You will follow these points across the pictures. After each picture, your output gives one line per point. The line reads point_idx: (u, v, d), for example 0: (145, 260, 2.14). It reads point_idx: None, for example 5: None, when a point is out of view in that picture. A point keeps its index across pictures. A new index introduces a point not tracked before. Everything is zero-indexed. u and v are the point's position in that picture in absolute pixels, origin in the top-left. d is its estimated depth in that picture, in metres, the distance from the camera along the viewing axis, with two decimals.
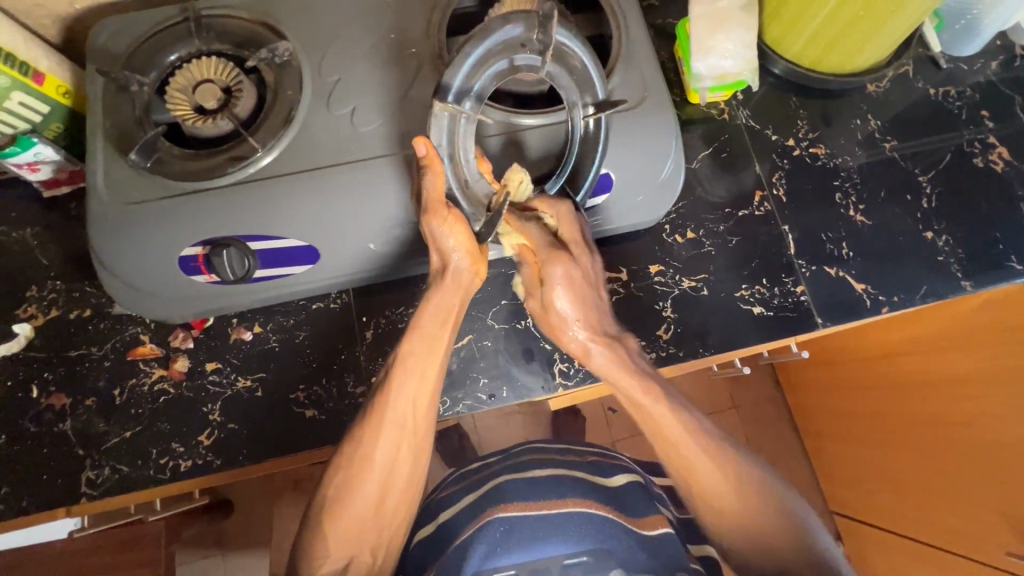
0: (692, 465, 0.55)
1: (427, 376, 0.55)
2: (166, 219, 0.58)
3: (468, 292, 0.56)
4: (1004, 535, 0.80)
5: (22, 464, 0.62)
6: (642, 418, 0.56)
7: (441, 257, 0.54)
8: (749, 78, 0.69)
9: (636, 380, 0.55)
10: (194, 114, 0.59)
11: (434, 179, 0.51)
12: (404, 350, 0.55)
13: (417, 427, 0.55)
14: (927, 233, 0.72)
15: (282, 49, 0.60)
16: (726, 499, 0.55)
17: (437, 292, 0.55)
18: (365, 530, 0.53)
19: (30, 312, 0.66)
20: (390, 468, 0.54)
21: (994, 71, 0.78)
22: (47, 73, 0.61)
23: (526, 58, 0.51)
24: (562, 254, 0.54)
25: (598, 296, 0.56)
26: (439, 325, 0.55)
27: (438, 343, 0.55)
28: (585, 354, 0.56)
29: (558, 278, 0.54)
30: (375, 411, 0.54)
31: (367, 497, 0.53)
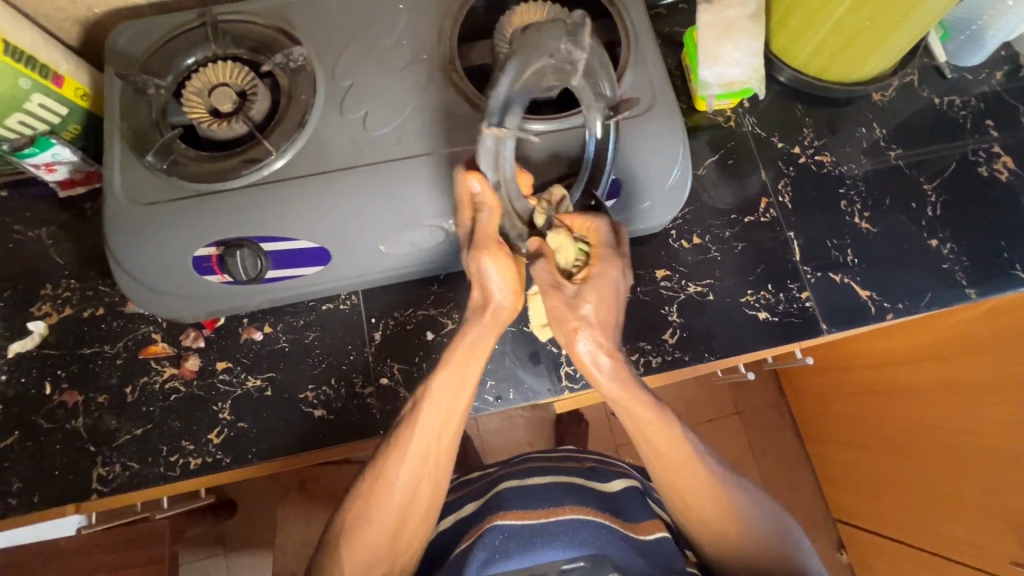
0: (687, 483, 0.56)
1: (451, 415, 0.54)
2: (182, 220, 0.59)
3: (502, 330, 0.52)
4: (1007, 545, 0.80)
5: (35, 460, 0.63)
6: (641, 437, 0.55)
7: (483, 293, 0.50)
8: (755, 87, 0.70)
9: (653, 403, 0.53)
10: (210, 116, 0.60)
11: (491, 215, 0.49)
12: (430, 389, 0.53)
13: (438, 460, 0.55)
14: (931, 240, 0.73)
15: (297, 54, 0.62)
16: (712, 518, 0.57)
17: (475, 326, 0.51)
18: (378, 556, 0.54)
19: (44, 309, 0.67)
20: (409, 496, 0.55)
21: (999, 80, 0.78)
22: (66, 76, 0.62)
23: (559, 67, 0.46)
24: (619, 262, 0.49)
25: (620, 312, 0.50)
26: (463, 364, 0.52)
27: (463, 383, 0.53)
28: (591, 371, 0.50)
29: (605, 286, 0.48)
30: (396, 445, 0.54)
31: (384, 524, 0.54)
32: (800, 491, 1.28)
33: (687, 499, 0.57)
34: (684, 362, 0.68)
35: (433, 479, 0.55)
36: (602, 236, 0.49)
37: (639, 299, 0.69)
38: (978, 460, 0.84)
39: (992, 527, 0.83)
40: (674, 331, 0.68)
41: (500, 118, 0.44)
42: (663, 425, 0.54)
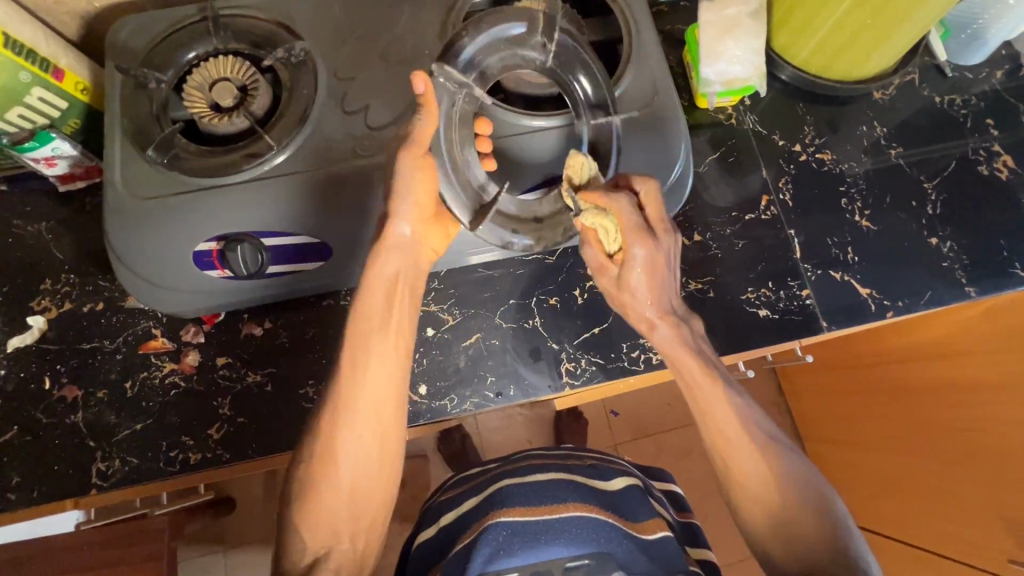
0: (732, 446, 0.58)
1: (388, 363, 0.57)
2: (183, 215, 0.59)
3: (417, 258, 0.59)
4: (1002, 542, 0.79)
5: (34, 455, 0.63)
6: (693, 404, 0.60)
7: (409, 228, 0.57)
8: (756, 84, 0.70)
9: (701, 363, 0.58)
10: (211, 111, 0.60)
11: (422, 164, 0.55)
12: (353, 334, 0.57)
13: (382, 419, 0.56)
14: (931, 239, 0.73)
15: (298, 49, 0.61)
16: (753, 492, 0.56)
17: (393, 264, 0.58)
18: (338, 524, 0.54)
19: (44, 305, 0.67)
20: (360, 460, 0.55)
21: (999, 80, 0.79)
22: (66, 70, 0.62)
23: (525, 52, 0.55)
24: (648, 236, 0.55)
25: (672, 278, 0.58)
26: (391, 303, 0.58)
27: (393, 321, 0.58)
28: (650, 329, 0.59)
29: (646, 259, 0.55)
30: (337, 403, 0.55)
31: (338, 489, 0.54)
32: None
33: (743, 481, 0.57)
34: None
35: (379, 439, 0.56)
36: (620, 220, 0.55)
37: None
38: (976, 459, 0.85)
39: (987, 524, 0.82)
40: None
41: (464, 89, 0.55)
42: (711, 387, 0.58)
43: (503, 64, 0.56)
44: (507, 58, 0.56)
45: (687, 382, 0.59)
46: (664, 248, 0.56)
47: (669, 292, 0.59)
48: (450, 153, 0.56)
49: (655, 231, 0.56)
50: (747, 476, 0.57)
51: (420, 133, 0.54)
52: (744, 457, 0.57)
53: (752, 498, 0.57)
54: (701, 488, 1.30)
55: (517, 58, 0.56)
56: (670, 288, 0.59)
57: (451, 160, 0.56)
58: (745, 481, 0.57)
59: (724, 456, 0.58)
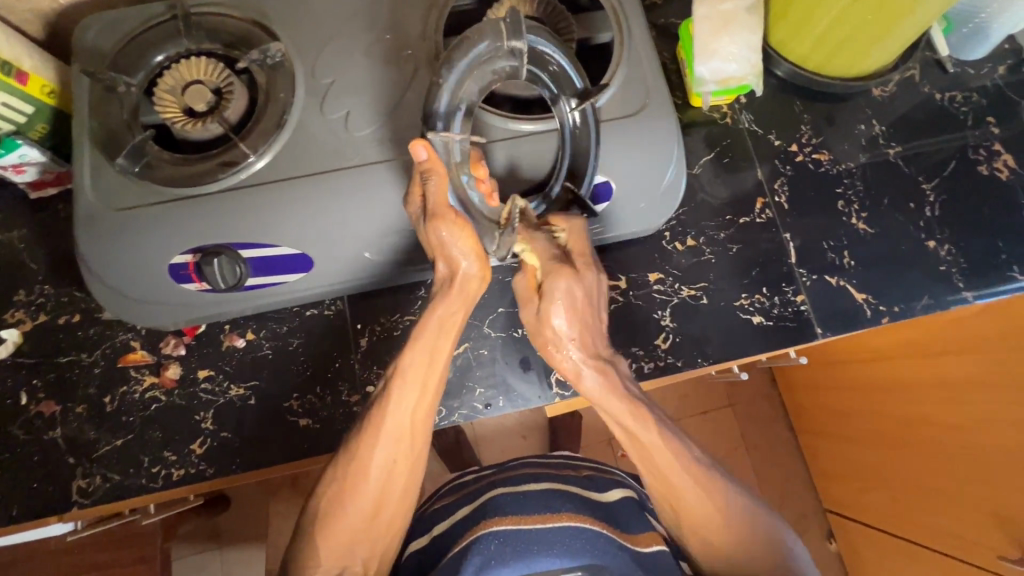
0: (677, 488, 0.56)
1: (428, 387, 0.55)
2: (156, 226, 0.57)
3: (471, 301, 0.55)
4: (997, 540, 0.81)
5: (12, 472, 0.61)
6: (631, 443, 0.56)
7: (449, 265, 0.53)
8: (752, 83, 0.68)
9: (630, 403, 0.54)
10: (184, 116, 0.57)
11: (451, 229, 0.50)
12: (404, 361, 0.54)
13: (415, 439, 0.55)
14: (929, 242, 0.71)
15: (275, 50, 0.59)
16: (709, 527, 0.56)
17: (444, 300, 0.54)
18: (356, 541, 0.53)
19: (18, 317, 0.65)
20: (386, 479, 0.54)
21: (1001, 75, 0.76)
22: (30, 73, 0.59)
23: (501, 67, 0.49)
24: (569, 269, 0.52)
25: (598, 318, 0.54)
26: (439, 334, 0.55)
27: (438, 352, 0.55)
28: (576, 376, 0.53)
29: (562, 297, 0.51)
30: (372, 423, 0.54)
31: (362, 509, 0.53)
32: (792, 484, 1.28)
33: (685, 508, 0.56)
34: (677, 367, 0.67)
35: (411, 461, 0.55)
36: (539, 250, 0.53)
37: (632, 303, 0.68)
38: (966, 457, 0.85)
39: (980, 522, 0.84)
40: (667, 336, 0.67)
41: (444, 125, 0.50)
42: (646, 425, 0.54)
43: (481, 88, 0.50)
44: (483, 82, 0.50)
45: (624, 433, 0.55)
46: (587, 285, 0.53)
47: (595, 333, 0.54)
48: (467, 201, 0.52)
49: (575, 266, 0.53)
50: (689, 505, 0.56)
51: (433, 195, 0.50)
52: (691, 491, 0.56)
53: (695, 532, 0.57)
54: None
55: (492, 77, 0.50)
56: (598, 329, 0.55)
57: (471, 206, 0.52)
58: (686, 512, 0.56)
59: (665, 492, 0.57)
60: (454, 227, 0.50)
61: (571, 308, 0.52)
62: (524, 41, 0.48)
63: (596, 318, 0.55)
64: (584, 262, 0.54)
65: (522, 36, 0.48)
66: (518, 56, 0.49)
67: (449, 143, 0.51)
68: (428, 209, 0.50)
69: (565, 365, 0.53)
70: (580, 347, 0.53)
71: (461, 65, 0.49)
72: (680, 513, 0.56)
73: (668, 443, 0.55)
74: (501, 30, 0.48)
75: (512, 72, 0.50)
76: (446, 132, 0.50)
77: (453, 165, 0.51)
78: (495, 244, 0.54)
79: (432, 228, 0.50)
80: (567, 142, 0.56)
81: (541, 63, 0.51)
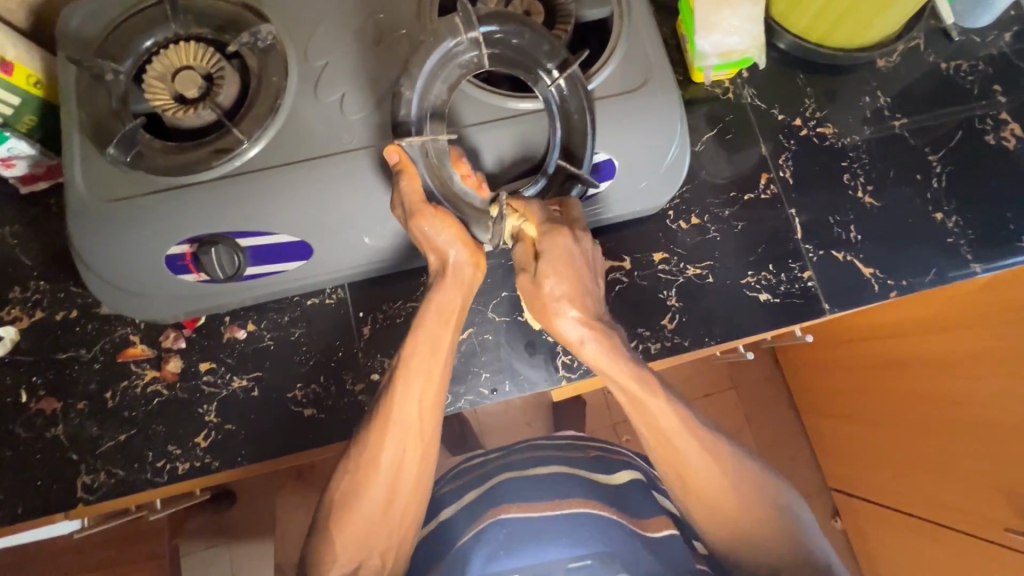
0: (685, 459, 0.54)
1: (433, 376, 0.53)
2: (151, 216, 0.55)
3: (470, 286, 0.54)
4: (1001, 512, 0.81)
5: (15, 470, 0.61)
6: (639, 415, 0.54)
7: (438, 256, 0.52)
8: (754, 56, 0.66)
9: (635, 369, 0.52)
10: (175, 103, 0.56)
11: (432, 224, 0.50)
12: (407, 351, 0.53)
13: (423, 430, 0.53)
14: (936, 214, 0.71)
15: (265, 33, 0.57)
16: (721, 498, 0.54)
17: (440, 289, 0.53)
18: (372, 534, 0.52)
19: (14, 314, 0.64)
20: (397, 471, 0.53)
21: (1007, 43, 0.75)
22: (15, 62, 0.57)
23: (467, 59, 0.50)
24: (565, 231, 0.51)
25: (596, 283, 0.53)
26: (441, 323, 0.53)
27: (441, 342, 0.53)
28: (575, 342, 0.52)
29: (563, 254, 0.50)
30: (380, 415, 0.53)
31: (376, 501, 0.52)
32: (796, 463, 1.29)
33: (696, 486, 0.54)
34: (684, 347, 0.66)
35: (420, 453, 0.54)
36: (534, 220, 0.51)
37: (636, 284, 0.67)
38: (977, 431, 0.84)
39: (987, 496, 0.83)
40: (673, 316, 0.66)
41: (419, 128, 0.51)
42: (654, 398, 0.53)
43: (451, 84, 0.51)
44: (451, 78, 0.51)
45: (631, 402, 0.53)
46: (583, 248, 0.52)
47: (592, 296, 0.52)
48: (450, 193, 0.52)
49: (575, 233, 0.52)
50: (698, 477, 0.54)
51: (408, 197, 0.50)
52: (707, 469, 0.54)
53: (707, 508, 0.55)
54: None
55: (461, 71, 0.51)
56: (595, 290, 0.53)
57: (457, 199, 0.52)
58: (709, 501, 0.54)
59: (676, 470, 0.54)
60: (436, 219, 0.50)
61: (568, 270, 0.50)
62: (479, 29, 0.49)
63: (592, 283, 0.53)
64: (579, 229, 0.52)
65: (476, 26, 0.48)
66: (478, 45, 0.50)
67: (423, 145, 0.51)
68: (407, 210, 0.50)
69: (563, 332, 0.52)
70: (580, 308, 0.51)
71: (425, 70, 0.50)
72: (695, 492, 0.54)
73: (679, 421, 0.54)
74: (455, 24, 0.49)
75: (480, 62, 0.51)
76: (419, 135, 0.51)
77: (432, 166, 0.52)
78: (489, 232, 0.52)
79: (414, 225, 0.51)
80: (557, 119, 0.53)
81: (504, 45, 0.51)
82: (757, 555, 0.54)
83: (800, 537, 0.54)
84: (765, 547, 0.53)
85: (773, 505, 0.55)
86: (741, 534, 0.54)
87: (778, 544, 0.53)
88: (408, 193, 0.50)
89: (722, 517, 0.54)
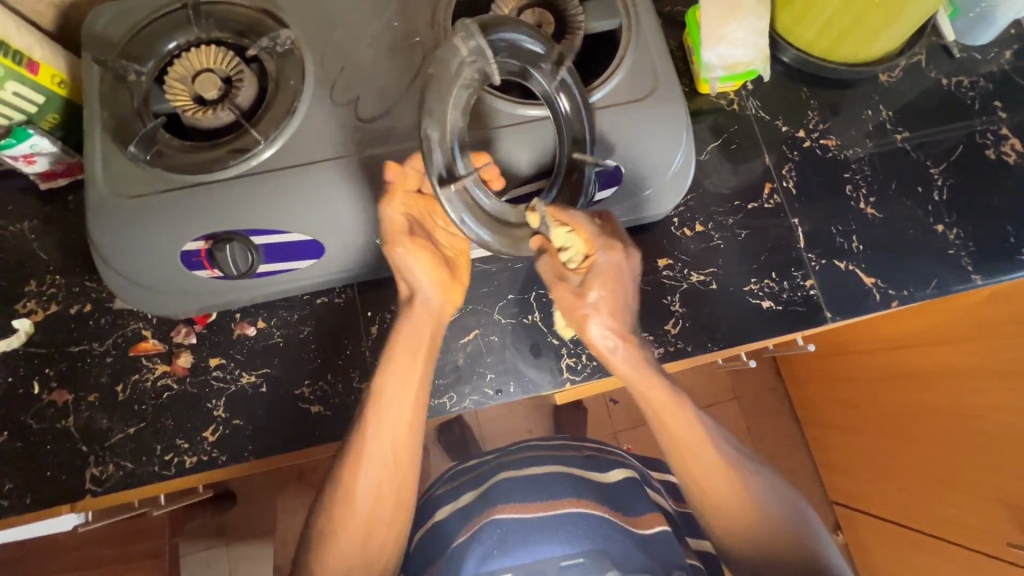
0: (702, 466, 0.56)
1: (405, 413, 0.55)
2: (169, 211, 0.57)
3: (438, 321, 0.57)
4: (1005, 528, 0.80)
5: (25, 461, 0.62)
6: (659, 423, 0.56)
7: (409, 286, 0.56)
8: (760, 68, 0.68)
9: (668, 388, 0.55)
10: (194, 104, 0.58)
11: (407, 254, 0.54)
12: (378, 385, 0.55)
13: (398, 462, 0.55)
14: (937, 226, 0.72)
15: (284, 37, 0.59)
16: (734, 506, 0.56)
17: (407, 321, 0.56)
18: (353, 565, 0.53)
19: (29, 307, 0.65)
20: (374, 504, 0.54)
21: (1007, 60, 0.76)
22: (41, 62, 0.59)
23: (475, 70, 0.48)
24: (615, 245, 0.52)
25: (633, 293, 0.54)
26: (412, 357, 0.55)
27: (412, 376, 0.55)
28: (609, 353, 0.53)
29: (610, 268, 0.52)
30: (352, 451, 0.54)
31: (353, 532, 0.53)
32: (796, 475, 1.29)
33: (711, 494, 0.56)
34: (687, 352, 0.67)
35: (396, 484, 0.55)
36: (581, 227, 0.51)
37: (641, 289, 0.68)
38: (981, 446, 0.84)
39: (990, 511, 0.83)
40: (677, 321, 0.67)
41: (439, 159, 0.48)
42: (674, 406, 0.55)
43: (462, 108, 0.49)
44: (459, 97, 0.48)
45: (650, 409, 0.55)
46: (626, 264, 0.53)
47: (631, 307, 0.54)
48: (475, 214, 0.50)
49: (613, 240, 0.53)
50: (715, 486, 0.56)
51: (386, 227, 0.53)
52: (722, 477, 0.56)
53: (722, 515, 0.56)
54: None
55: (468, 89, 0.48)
56: (630, 303, 0.54)
57: (484, 219, 0.50)
58: (726, 509, 0.56)
59: (694, 476, 0.57)
60: (410, 250, 0.54)
61: (608, 285, 0.52)
62: (483, 39, 0.47)
63: (629, 295, 0.54)
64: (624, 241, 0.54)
65: (479, 36, 0.46)
66: (483, 56, 0.47)
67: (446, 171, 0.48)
68: (385, 238, 0.54)
69: (596, 343, 0.53)
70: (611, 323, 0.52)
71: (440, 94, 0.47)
72: (713, 499, 0.56)
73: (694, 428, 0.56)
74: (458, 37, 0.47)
75: (484, 74, 0.48)
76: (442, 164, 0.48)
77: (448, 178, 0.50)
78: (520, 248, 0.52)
79: (389, 253, 0.54)
80: (562, 131, 0.54)
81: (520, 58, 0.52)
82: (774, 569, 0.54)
83: (819, 549, 0.55)
84: (785, 559, 0.54)
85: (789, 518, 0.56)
86: (763, 548, 0.55)
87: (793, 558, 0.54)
88: (388, 221, 0.53)
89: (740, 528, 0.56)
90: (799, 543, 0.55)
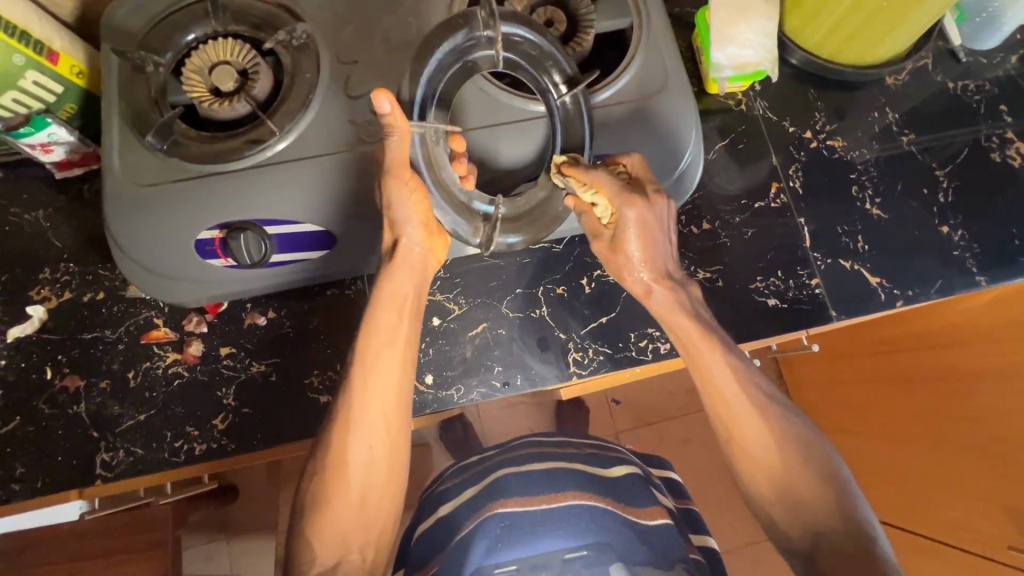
0: (731, 408, 0.57)
1: (394, 372, 0.55)
2: (186, 200, 0.58)
3: (421, 274, 0.58)
4: (1005, 530, 0.78)
5: (37, 446, 0.62)
6: (690, 360, 0.59)
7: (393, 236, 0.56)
8: (768, 69, 0.68)
9: (699, 325, 0.58)
10: (211, 95, 0.58)
11: (406, 191, 0.53)
12: (362, 345, 0.56)
13: (388, 425, 0.55)
14: (943, 227, 0.72)
15: (300, 31, 0.60)
16: (763, 452, 0.56)
17: (390, 278, 0.56)
18: (349, 531, 0.54)
19: (43, 294, 0.66)
20: (368, 468, 0.54)
21: (1013, 65, 0.77)
22: (61, 53, 0.60)
23: (483, 57, 0.53)
24: (639, 196, 0.55)
25: (666, 238, 0.58)
26: (395, 314, 0.56)
27: (397, 333, 0.56)
28: (647, 293, 0.59)
29: (637, 219, 0.55)
30: (341, 412, 0.55)
31: (347, 498, 0.54)
32: None
33: (740, 440, 0.57)
34: None
35: (389, 448, 0.55)
36: (602, 184, 0.54)
37: None
38: (980, 448, 0.83)
39: (990, 514, 0.81)
40: None
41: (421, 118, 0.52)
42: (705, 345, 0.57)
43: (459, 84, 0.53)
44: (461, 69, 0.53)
45: (681, 346, 0.59)
46: (657, 209, 0.56)
47: (664, 253, 0.59)
48: (448, 197, 0.54)
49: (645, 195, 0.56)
50: (745, 431, 0.57)
51: (392, 156, 0.52)
52: (752, 422, 0.57)
53: (751, 461, 0.57)
54: (699, 478, 1.31)
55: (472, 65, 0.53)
56: (663, 247, 0.58)
57: (456, 201, 0.54)
58: (755, 460, 0.57)
59: (723, 418, 0.58)
60: (406, 186, 0.53)
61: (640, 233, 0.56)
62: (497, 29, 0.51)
63: (662, 239, 0.58)
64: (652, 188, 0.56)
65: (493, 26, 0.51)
66: (492, 45, 0.52)
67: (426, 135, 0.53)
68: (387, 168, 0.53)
69: (635, 285, 0.59)
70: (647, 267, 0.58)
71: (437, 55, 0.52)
72: (740, 444, 0.57)
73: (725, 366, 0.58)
74: (478, 18, 0.51)
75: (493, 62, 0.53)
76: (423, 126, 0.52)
77: (428, 153, 0.53)
78: (478, 233, 0.55)
79: (385, 185, 0.53)
80: (557, 127, 0.56)
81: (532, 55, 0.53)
82: (800, 519, 0.54)
83: (855, 507, 0.53)
84: (813, 510, 0.54)
85: (824, 469, 0.55)
86: (790, 496, 0.55)
87: (820, 508, 0.53)
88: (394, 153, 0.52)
89: (768, 476, 0.56)
90: (829, 499, 0.53)
